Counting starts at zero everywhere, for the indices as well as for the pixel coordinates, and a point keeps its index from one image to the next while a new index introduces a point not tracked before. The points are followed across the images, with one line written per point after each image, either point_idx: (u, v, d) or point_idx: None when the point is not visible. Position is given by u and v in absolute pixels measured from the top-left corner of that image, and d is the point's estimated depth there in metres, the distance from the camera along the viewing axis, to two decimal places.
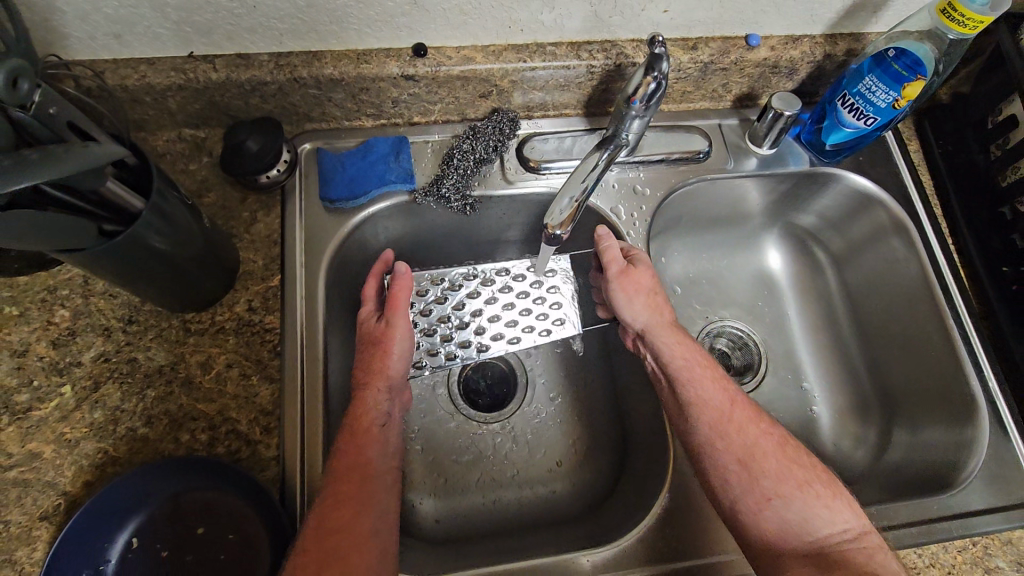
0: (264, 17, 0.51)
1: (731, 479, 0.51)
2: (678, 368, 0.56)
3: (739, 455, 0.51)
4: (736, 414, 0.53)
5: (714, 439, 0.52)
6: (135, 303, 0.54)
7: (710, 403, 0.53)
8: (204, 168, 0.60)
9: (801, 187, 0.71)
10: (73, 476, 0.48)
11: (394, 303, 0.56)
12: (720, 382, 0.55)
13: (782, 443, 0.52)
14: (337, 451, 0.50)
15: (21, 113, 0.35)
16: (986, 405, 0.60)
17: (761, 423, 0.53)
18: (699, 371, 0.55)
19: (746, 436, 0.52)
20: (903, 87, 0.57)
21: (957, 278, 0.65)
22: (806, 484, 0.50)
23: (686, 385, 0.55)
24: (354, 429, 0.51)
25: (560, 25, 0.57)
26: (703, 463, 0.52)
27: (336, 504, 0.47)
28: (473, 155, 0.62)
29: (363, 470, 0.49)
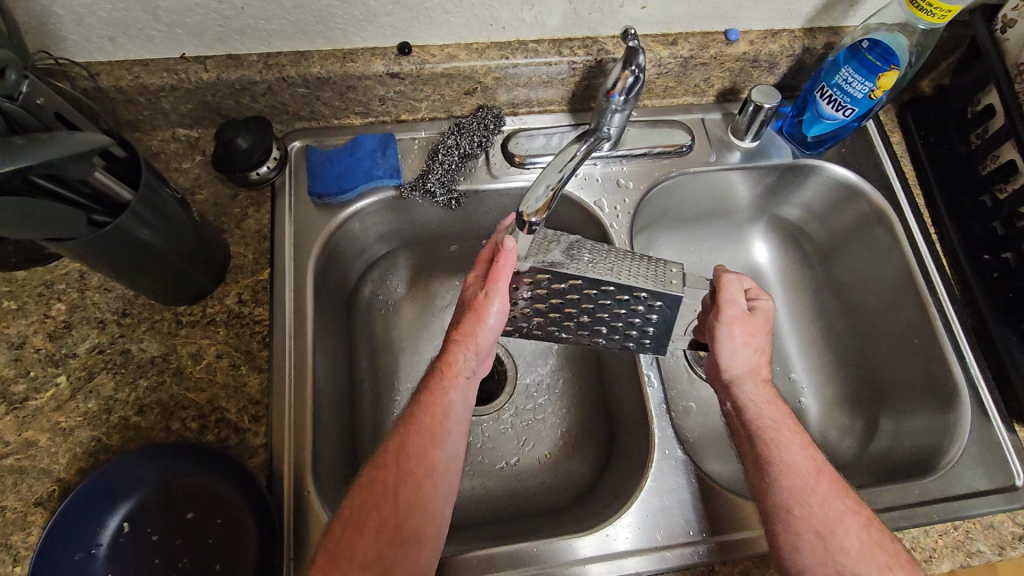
0: (252, 17, 0.53)
1: (804, 547, 0.46)
2: (763, 425, 0.51)
3: (818, 526, 0.46)
4: (823, 485, 0.47)
5: (792, 503, 0.47)
6: (129, 296, 0.56)
7: (796, 469, 0.48)
8: (197, 167, 0.62)
9: (785, 179, 0.72)
10: (67, 462, 0.50)
11: (494, 278, 0.51)
12: (810, 449, 0.49)
13: (867, 522, 0.47)
14: (418, 405, 0.49)
15: (9, 103, 0.36)
16: (969, 392, 0.60)
17: (848, 498, 0.47)
18: (786, 434, 0.50)
19: (828, 508, 0.46)
20: (878, 77, 0.58)
21: (938, 267, 0.65)
22: (885, 567, 0.45)
23: (768, 444, 0.49)
24: (415, 429, 0.48)
25: (541, 22, 0.59)
26: (773, 519, 0.47)
27: (393, 464, 0.47)
28: (458, 150, 0.64)
29: (438, 429, 0.48)
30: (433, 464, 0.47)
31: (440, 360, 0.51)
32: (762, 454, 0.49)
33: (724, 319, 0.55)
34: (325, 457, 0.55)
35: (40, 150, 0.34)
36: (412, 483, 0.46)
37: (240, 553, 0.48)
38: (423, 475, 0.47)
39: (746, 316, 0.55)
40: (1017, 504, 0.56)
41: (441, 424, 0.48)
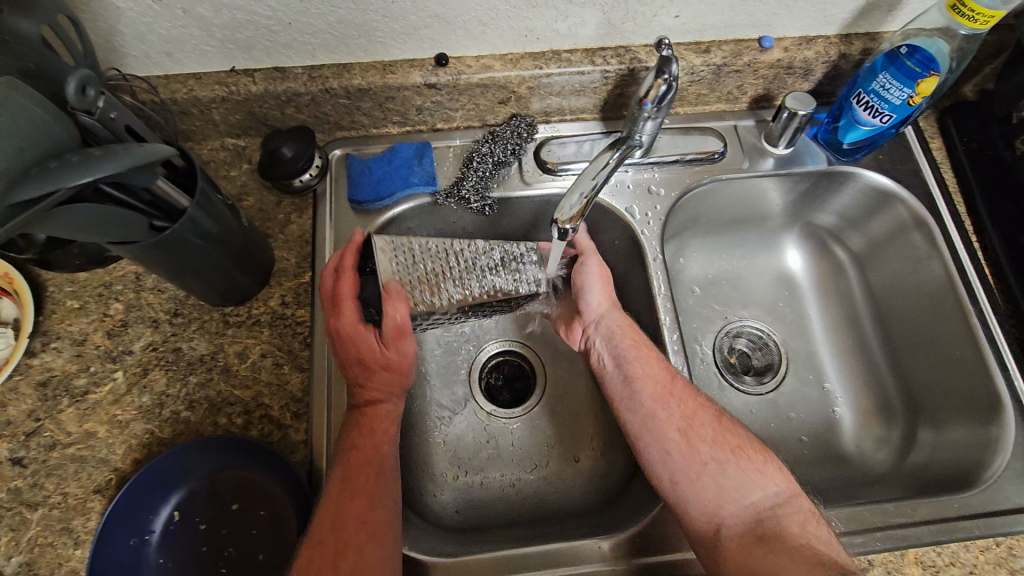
0: (299, 32, 0.55)
1: (671, 449, 0.54)
2: (626, 348, 0.60)
3: (677, 425, 0.54)
4: (677, 386, 0.57)
5: (656, 409, 0.56)
6: (180, 297, 0.59)
7: (652, 377, 0.57)
8: (243, 174, 0.65)
9: (820, 186, 0.71)
10: (124, 453, 0.53)
11: (400, 336, 0.52)
12: (661, 361, 0.59)
13: (717, 414, 0.55)
14: (346, 467, 0.50)
15: (87, 117, 0.39)
16: (1013, 406, 0.59)
17: (699, 397, 0.57)
18: (645, 351, 0.60)
19: (686, 407, 0.55)
20: (917, 84, 0.57)
21: (981, 276, 0.64)
22: (737, 448, 0.52)
23: (629, 362, 0.59)
24: (350, 491, 0.49)
25: (574, 33, 0.60)
26: (643, 429, 0.56)
27: (330, 538, 0.46)
28: (492, 158, 0.65)
29: (373, 488, 0.50)
30: (376, 518, 0.49)
31: (362, 416, 0.53)
32: (626, 375, 0.59)
33: (585, 272, 0.64)
34: None
35: (119, 159, 0.36)
36: (355, 550, 0.46)
37: (283, 544, 0.50)
38: (363, 539, 0.47)
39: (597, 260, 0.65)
40: None
41: (375, 477, 0.51)
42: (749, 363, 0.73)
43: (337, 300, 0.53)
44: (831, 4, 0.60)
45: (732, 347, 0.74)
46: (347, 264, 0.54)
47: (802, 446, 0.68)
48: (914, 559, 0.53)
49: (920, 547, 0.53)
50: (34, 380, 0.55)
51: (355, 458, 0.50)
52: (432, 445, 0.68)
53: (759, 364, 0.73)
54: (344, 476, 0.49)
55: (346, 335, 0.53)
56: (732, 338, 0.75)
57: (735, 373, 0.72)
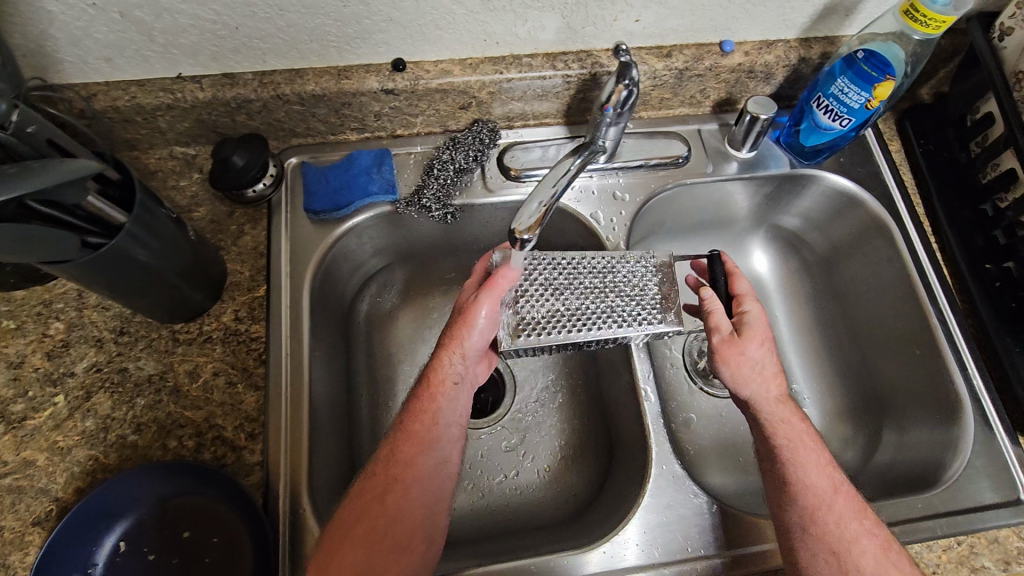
0: (246, 37, 0.53)
1: (818, 564, 0.47)
2: (778, 446, 0.50)
3: (832, 543, 0.47)
4: (838, 503, 0.48)
5: (808, 521, 0.48)
6: (127, 315, 0.56)
7: (813, 487, 0.49)
8: (193, 184, 0.62)
9: (783, 189, 0.72)
10: (65, 483, 0.50)
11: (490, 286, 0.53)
12: (829, 467, 0.50)
13: (882, 541, 0.47)
14: (403, 417, 0.52)
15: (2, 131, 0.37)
16: (971, 402, 0.59)
17: (865, 518, 0.48)
18: (802, 454, 0.50)
19: (846, 529, 0.47)
20: (874, 88, 0.58)
21: (939, 276, 0.65)
22: None
23: (786, 464, 0.50)
24: (405, 437, 0.50)
25: (534, 37, 0.59)
26: (788, 534, 0.49)
27: (382, 474, 0.49)
28: (452, 165, 0.64)
29: (427, 434, 0.50)
30: (422, 471, 0.49)
31: (428, 367, 0.53)
32: (779, 474, 0.50)
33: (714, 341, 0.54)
34: (322, 473, 0.55)
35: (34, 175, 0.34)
36: (403, 493, 0.48)
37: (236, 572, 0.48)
38: (411, 484, 0.49)
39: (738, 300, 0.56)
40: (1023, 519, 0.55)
41: (431, 427, 0.51)
42: None
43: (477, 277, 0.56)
44: (789, 8, 0.60)
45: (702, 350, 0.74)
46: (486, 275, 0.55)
47: None
48: None
49: None
50: None
51: (417, 408, 0.52)
52: None
53: None
54: (404, 424, 0.51)
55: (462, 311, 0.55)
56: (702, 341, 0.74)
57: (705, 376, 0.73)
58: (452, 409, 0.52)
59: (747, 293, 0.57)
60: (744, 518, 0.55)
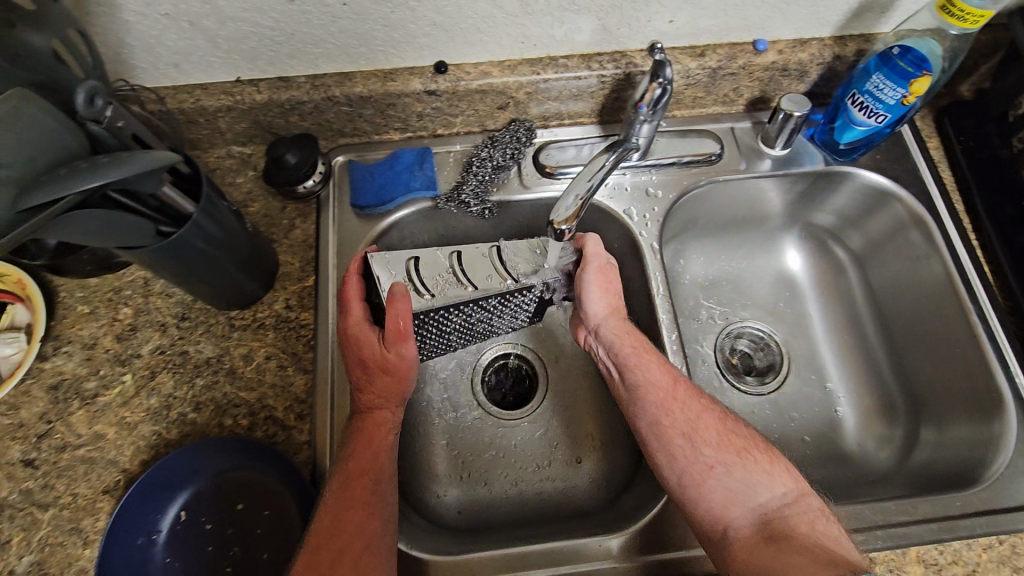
0: (301, 42, 0.57)
1: (677, 454, 0.52)
2: (626, 355, 0.58)
3: (684, 430, 0.53)
4: (680, 391, 0.55)
5: (659, 416, 0.54)
6: (187, 302, 0.60)
7: (656, 383, 0.56)
8: (249, 181, 0.66)
9: (817, 186, 0.72)
10: (132, 455, 0.54)
11: (400, 334, 0.54)
12: (666, 365, 0.58)
13: (721, 416, 0.54)
14: (346, 473, 0.50)
15: (95, 125, 0.40)
16: (1013, 398, 0.59)
17: (703, 399, 0.55)
18: (646, 356, 0.58)
19: (690, 410, 0.54)
20: (910, 84, 0.58)
21: (979, 273, 0.64)
22: (743, 451, 0.51)
23: (632, 370, 0.57)
24: (347, 503, 0.49)
25: (571, 39, 0.61)
26: (649, 439, 0.54)
27: (328, 545, 0.46)
28: (491, 162, 0.66)
29: (368, 497, 0.50)
30: (370, 533, 0.48)
31: (364, 422, 0.54)
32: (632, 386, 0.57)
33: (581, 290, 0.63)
34: None
35: (117, 164, 0.37)
36: (355, 551, 0.46)
37: (287, 544, 0.51)
38: (358, 547, 0.47)
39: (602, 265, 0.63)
40: None
41: (372, 487, 0.50)
42: (751, 364, 0.74)
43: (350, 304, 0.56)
44: (824, 7, 0.61)
45: (734, 347, 0.74)
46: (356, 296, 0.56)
47: (805, 446, 0.68)
48: (915, 557, 0.53)
49: (922, 545, 0.53)
50: (46, 384, 0.56)
51: (354, 465, 0.51)
52: (435, 446, 0.68)
53: (760, 363, 0.74)
54: (348, 480, 0.50)
55: (351, 338, 0.55)
56: (734, 338, 0.75)
57: (736, 374, 0.73)
58: (388, 463, 0.53)
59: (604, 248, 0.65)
60: None
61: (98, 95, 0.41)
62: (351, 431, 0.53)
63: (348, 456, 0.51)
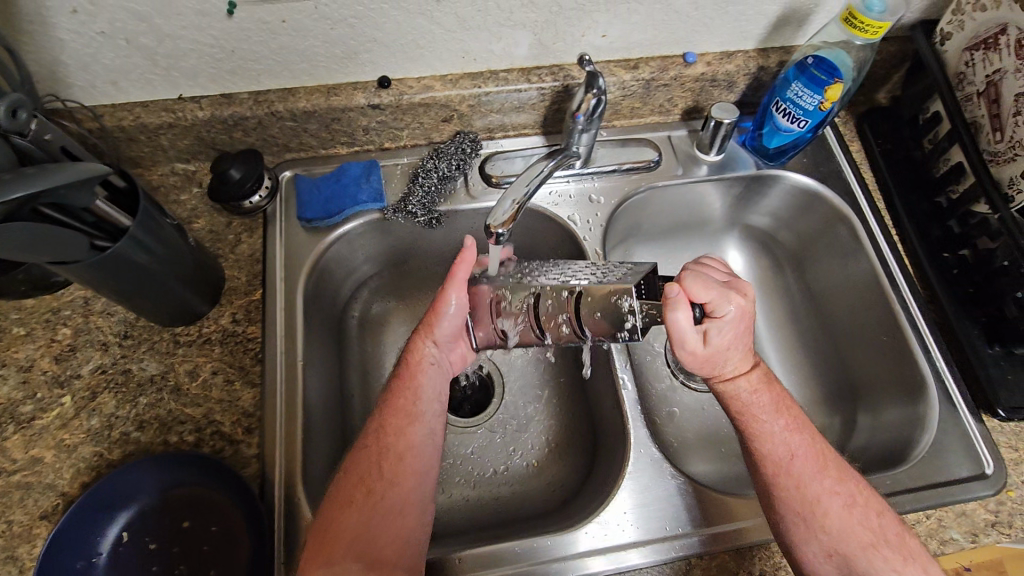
0: (242, 59, 0.58)
1: (794, 531, 0.50)
2: (745, 420, 0.53)
3: (804, 512, 0.50)
4: (802, 471, 0.51)
5: (777, 491, 0.51)
6: (130, 320, 0.60)
7: (778, 460, 0.52)
8: (193, 198, 0.66)
9: (751, 189, 0.75)
10: (71, 477, 0.53)
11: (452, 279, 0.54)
12: (795, 435, 0.52)
13: (851, 500, 0.51)
14: (389, 392, 0.55)
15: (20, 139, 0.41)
16: (935, 382, 0.62)
17: (830, 479, 0.51)
18: (768, 424, 0.53)
19: (811, 492, 0.50)
20: (825, 90, 0.62)
21: (899, 265, 0.68)
22: (868, 543, 0.49)
23: (752, 436, 0.53)
24: (393, 409, 0.54)
25: (509, 53, 0.64)
26: (768, 507, 0.52)
27: (374, 443, 0.52)
28: (436, 173, 0.68)
29: (412, 408, 0.54)
30: (413, 438, 0.53)
31: (405, 351, 0.57)
32: (749, 446, 0.53)
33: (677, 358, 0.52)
34: (315, 467, 0.58)
35: (33, 179, 0.37)
36: (395, 458, 0.52)
37: (234, 560, 0.50)
38: (402, 449, 0.52)
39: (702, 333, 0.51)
40: (991, 490, 0.57)
41: (414, 402, 0.54)
42: None
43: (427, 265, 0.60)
44: (744, 21, 0.65)
45: None
46: None
47: None
48: None
49: None
50: None
51: (389, 425, 0.53)
52: None
53: None
54: (373, 441, 0.52)
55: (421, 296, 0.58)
56: None
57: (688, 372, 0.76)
58: (434, 383, 0.56)
59: (714, 295, 0.50)
60: (717, 499, 0.57)
61: (22, 108, 0.41)
62: (395, 364, 0.57)
63: (383, 424, 0.53)
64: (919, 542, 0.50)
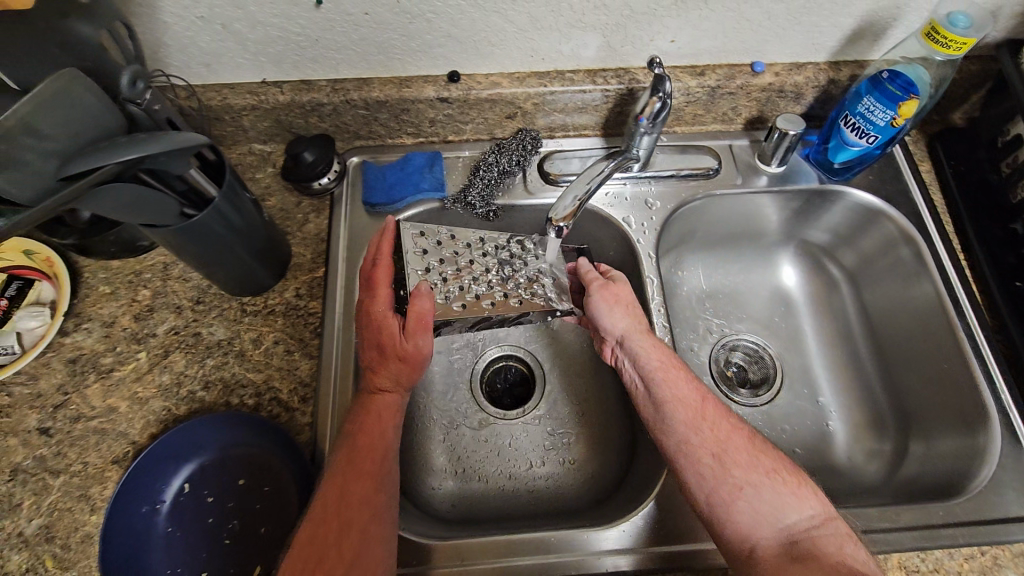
0: (325, 48, 0.61)
1: (705, 473, 0.52)
2: (653, 369, 0.57)
3: (712, 448, 0.52)
4: (708, 410, 0.55)
5: (689, 434, 0.53)
6: (203, 287, 0.63)
7: (683, 400, 0.55)
8: (268, 177, 0.70)
9: (812, 204, 0.74)
10: (142, 427, 0.56)
11: (420, 326, 0.56)
12: (693, 382, 0.57)
13: (749, 435, 0.54)
14: (349, 451, 0.52)
15: (135, 107, 0.45)
16: (998, 415, 0.60)
17: (731, 419, 0.55)
18: (674, 373, 0.57)
19: (719, 430, 0.53)
20: (898, 106, 0.61)
21: (967, 291, 0.66)
22: (772, 472, 0.51)
23: (661, 385, 0.56)
24: (354, 473, 0.51)
25: (577, 54, 0.65)
26: (679, 460, 0.53)
27: (333, 518, 0.48)
28: (497, 167, 0.69)
29: (376, 471, 0.52)
30: (378, 506, 0.50)
31: (371, 404, 0.55)
32: (659, 401, 0.56)
33: (594, 302, 0.61)
34: None
35: (149, 142, 0.40)
36: (361, 528, 0.49)
37: (286, 520, 0.53)
38: (366, 520, 0.49)
39: (608, 283, 0.62)
40: None
41: (380, 463, 0.52)
42: (746, 376, 0.75)
43: (372, 287, 0.57)
44: (819, 33, 0.64)
45: (729, 359, 0.76)
46: (382, 279, 0.58)
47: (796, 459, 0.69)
48: (897, 563, 0.53)
49: (904, 552, 0.54)
50: (65, 357, 0.59)
51: (352, 490, 0.50)
52: (433, 440, 0.70)
53: (754, 377, 0.75)
54: (329, 515, 0.48)
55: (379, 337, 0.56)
56: (729, 350, 0.77)
57: (730, 385, 0.74)
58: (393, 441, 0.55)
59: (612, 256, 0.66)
60: None
61: (141, 79, 0.46)
62: (353, 415, 0.55)
63: (357, 432, 0.53)
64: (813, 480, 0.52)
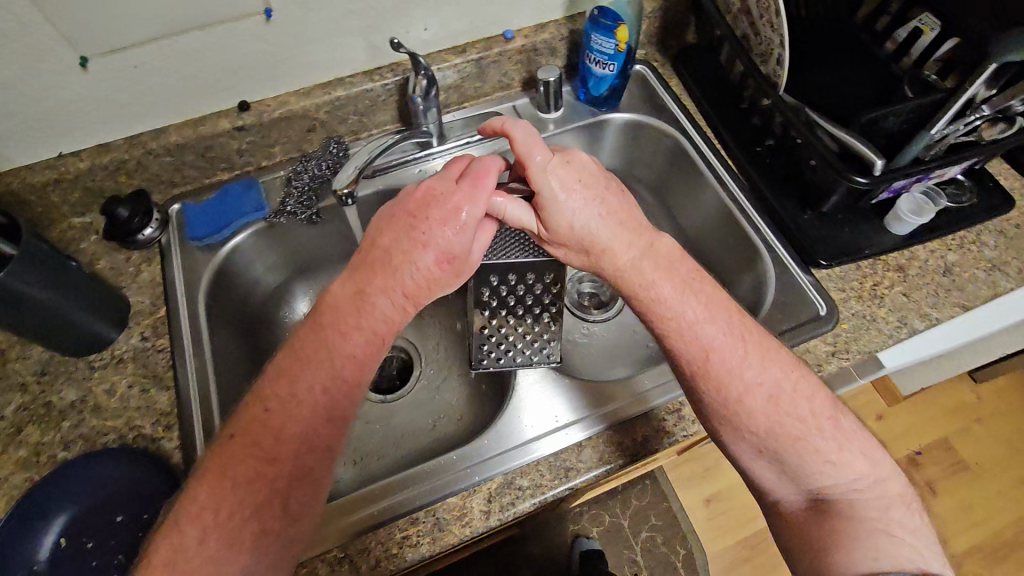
0: (109, 108, 0.66)
1: (718, 421, 0.54)
2: (641, 314, 0.57)
3: (722, 404, 0.53)
4: (713, 368, 0.53)
5: (691, 384, 0.54)
6: (46, 359, 0.64)
7: (684, 355, 0.54)
8: (92, 245, 0.72)
9: (594, 135, 0.85)
10: (6, 504, 0.56)
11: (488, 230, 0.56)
12: (702, 332, 0.54)
13: (778, 392, 0.53)
14: (283, 439, 0.49)
15: None
16: (767, 250, 0.71)
17: (749, 372, 0.53)
18: (672, 328, 0.54)
19: (729, 394, 0.53)
20: (615, 33, 0.72)
21: (724, 164, 0.78)
22: (798, 438, 0.52)
23: (659, 336, 0.56)
24: (283, 468, 0.48)
25: (348, 59, 0.73)
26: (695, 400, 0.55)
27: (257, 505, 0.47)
28: (308, 174, 0.76)
29: (311, 468, 0.49)
30: (305, 503, 0.49)
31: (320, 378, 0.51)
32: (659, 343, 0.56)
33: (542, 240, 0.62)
34: None
35: None
36: (275, 522, 0.47)
37: None
38: (283, 518, 0.47)
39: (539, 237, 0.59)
40: (831, 326, 0.65)
41: (315, 457, 0.49)
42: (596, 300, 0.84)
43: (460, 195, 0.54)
44: None
45: (578, 290, 0.85)
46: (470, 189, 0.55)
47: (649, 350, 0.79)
48: None
49: None
50: None
51: (278, 488, 0.47)
52: None
53: (606, 297, 0.84)
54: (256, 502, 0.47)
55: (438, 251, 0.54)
56: (577, 282, 0.85)
57: (584, 309, 0.83)
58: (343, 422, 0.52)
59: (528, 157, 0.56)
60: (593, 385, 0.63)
61: None
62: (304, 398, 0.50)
63: (290, 414, 0.49)
64: (856, 421, 0.55)
